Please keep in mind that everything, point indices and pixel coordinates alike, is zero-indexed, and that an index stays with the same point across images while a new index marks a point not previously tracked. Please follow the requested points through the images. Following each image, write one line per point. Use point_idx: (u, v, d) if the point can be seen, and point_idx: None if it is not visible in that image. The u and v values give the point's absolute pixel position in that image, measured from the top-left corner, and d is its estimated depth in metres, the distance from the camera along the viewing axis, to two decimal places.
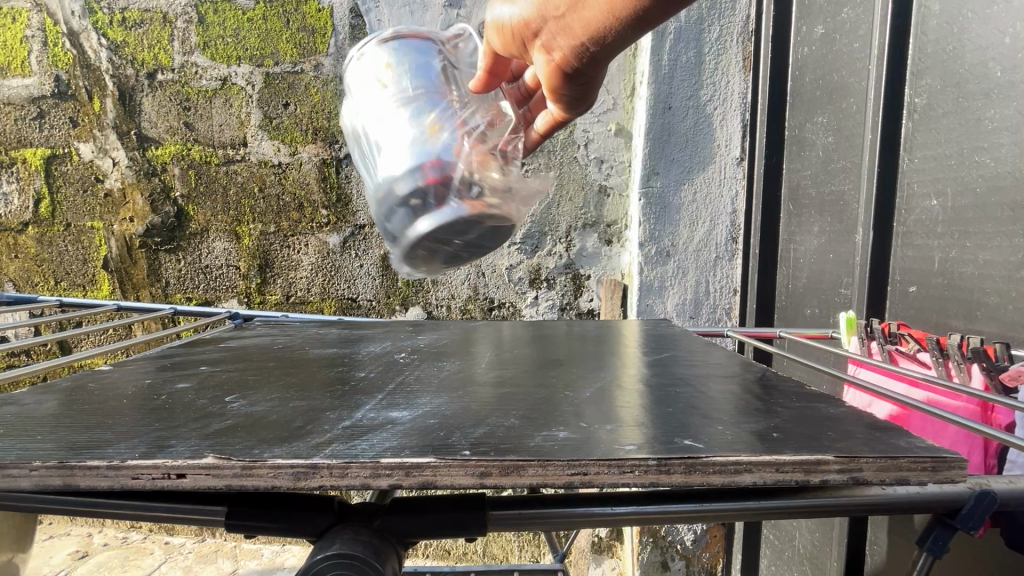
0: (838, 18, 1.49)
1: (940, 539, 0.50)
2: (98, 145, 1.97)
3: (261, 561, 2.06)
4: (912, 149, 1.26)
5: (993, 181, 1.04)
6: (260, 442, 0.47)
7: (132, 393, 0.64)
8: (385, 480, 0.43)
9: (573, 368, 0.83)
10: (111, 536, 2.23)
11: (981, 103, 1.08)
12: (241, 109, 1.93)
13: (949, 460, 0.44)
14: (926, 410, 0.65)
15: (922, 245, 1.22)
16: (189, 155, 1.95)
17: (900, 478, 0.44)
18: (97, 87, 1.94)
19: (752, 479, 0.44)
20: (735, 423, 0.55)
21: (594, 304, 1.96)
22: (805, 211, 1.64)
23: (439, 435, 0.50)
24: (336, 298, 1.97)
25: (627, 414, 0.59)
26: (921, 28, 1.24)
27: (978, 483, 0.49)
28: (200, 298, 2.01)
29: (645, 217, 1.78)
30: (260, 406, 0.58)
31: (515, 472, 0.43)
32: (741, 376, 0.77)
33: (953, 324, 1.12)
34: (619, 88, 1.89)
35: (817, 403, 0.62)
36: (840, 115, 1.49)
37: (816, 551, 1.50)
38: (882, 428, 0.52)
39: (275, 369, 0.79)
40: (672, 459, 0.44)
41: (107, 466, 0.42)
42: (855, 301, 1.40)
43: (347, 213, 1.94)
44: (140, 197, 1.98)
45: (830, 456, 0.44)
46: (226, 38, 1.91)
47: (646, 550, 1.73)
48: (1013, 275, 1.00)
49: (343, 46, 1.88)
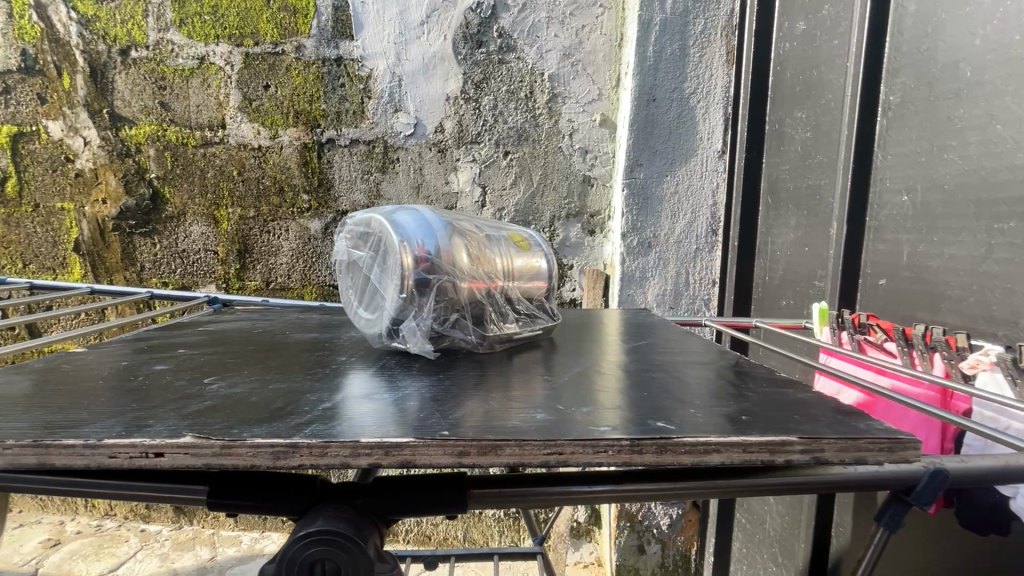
0: (820, 15, 1.52)
1: (895, 514, 0.53)
2: (69, 123, 1.90)
3: (240, 548, 2.05)
4: (886, 145, 1.30)
5: (960, 178, 1.08)
6: (240, 422, 0.47)
7: (107, 374, 0.63)
8: (364, 460, 0.43)
9: (553, 354, 0.84)
10: (84, 524, 2.19)
11: (951, 102, 1.11)
12: (219, 90, 1.88)
13: (904, 440, 0.47)
14: (892, 397, 0.69)
15: (892, 239, 1.26)
16: (165, 136, 1.90)
17: (858, 458, 0.47)
18: (67, 62, 1.87)
19: (721, 459, 0.46)
20: (707, 406, 0.57)
21: (577, 293, 1.98)
22: (783, 205, 1.68)
23: (419, 418, 0.50)
24: (318, 285, 1.95)
25: (604, 397, 0.61)
26: (898, 27, 1.27)
27: (932, 462, 0.52)
28: (177, 283, 1.97)
29: (628, 209, 1.79)
30: (239, 388, 0.58)
31: (493, 451, 0.45)
32: (716, 362, 0.79)
33: (920, 315, 1.16)
34: (604, 79, 1.88)
35: (787, 389, 0.64)
36: (818, 111, 1.52)
37: (786, 533, 1.55)
38: (844, 411, 0.55)
39: (255, 352, 0.78)
40: (645, 439, 0.46)
41: (84, 444, 0.42)
42: (828, 292, 1.44)
43: (329, 198, 1.91)
44: (112, 178, 1.93)
45: (793, 438, 0.46)
46: (204, 15, 1.85)
47: (623, 534, 1.77)
48: (976, 269, 1.04)
49: (325, 28, 1.84)
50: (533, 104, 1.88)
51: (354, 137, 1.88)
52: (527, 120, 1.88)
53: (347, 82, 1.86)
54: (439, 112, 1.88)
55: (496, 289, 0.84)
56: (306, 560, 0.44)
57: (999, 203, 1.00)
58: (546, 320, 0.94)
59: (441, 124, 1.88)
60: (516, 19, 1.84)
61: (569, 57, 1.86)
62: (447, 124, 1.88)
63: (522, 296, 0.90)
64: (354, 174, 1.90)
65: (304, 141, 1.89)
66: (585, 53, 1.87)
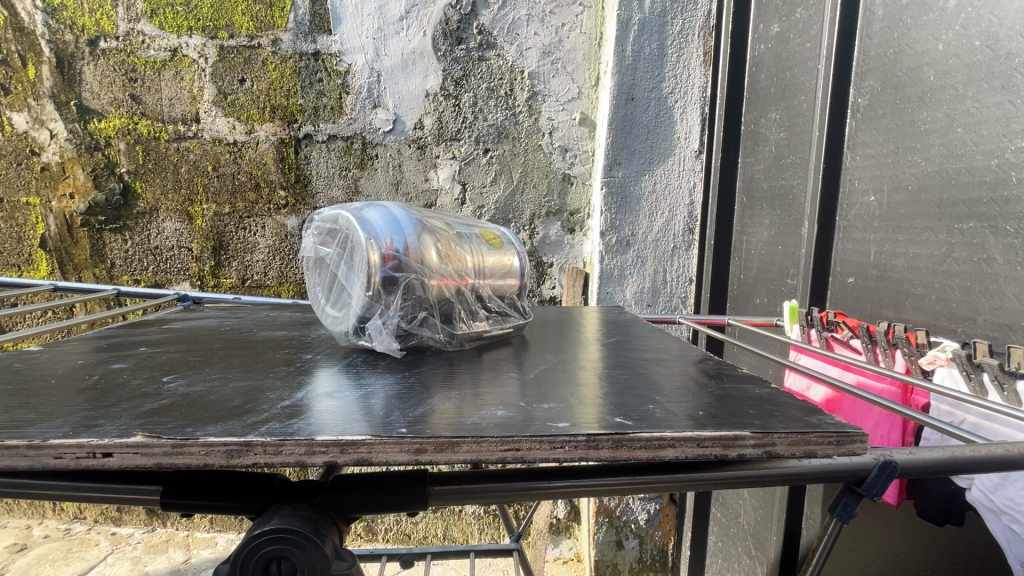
0: (793, 18, 1.55)
1: (848, 505, 0.54)
2: (34, 115, 1.84)
3: (215, 550, 2.02)
4: (855, 147, 1.33)
5: (923, 179, 1.11)
6: (194, 421, 0.47)
7: (63, 373, 0.62)
8: (320, 458, 0.44)
9: (524, 351, 0.84)
10: (52, 528, 2.13)
11: (916, 105, 1.14)
12: (192, 83, 1.84)
13: (853, 434, 0.48)
14: (854, 393, 0.70)
15: (860, 239, 1.29)
16: (136, 129, 1.85)
17: (807, 451, 0.48)
18: (32, 53, 1.82)
19: (675, 453, 0.47)
20: (668, 401, 0.58)
21: (557, 291, 1.99)
22: (757, 204, 1.71)
23: (379, 416, 0.51)
24: (295, 282, 1.92)
25: (569, 394, 0.62)
26: (867, 31, 1.30)
27: (882, 454, 0.54)
28: (149, 280, 1.92)
29: (608, 207, 1.80)
30: (198, 387, 0.58)
31: (450, 448, 0.45)
32: (683, 359, 0.81)
33: (885, 312, 1.19)
34: (584, 77, 1.89)
35: (748, 385, 0.65)
36: (791, 112, 1.55)
37: (759, 526, 1.59)
38: (798, 406, 0.56)
39: (220, 350, 0.77)
40: (601, 435, 0.46)
41: (27, 446, 0.41)
42: (799, 290, 1.47)
43: (306, 195, 1.89)
44: (81, 172, 1.87)
45: (746, 432, 0.47)
46: (176, 6, 1.81)
47: (601, 530, 1.79)
48: (937, 268, 1.07)
49: (302, 21, 1.81)
50: (513, 102, 1.87)
51: (332, 133, 1.86)
52: (507, 118, 1.88)
53: (325, 77, 1.84)
54: (419, 109, 1.86)
55: (466, 287, 0.84)
56: (261, 559, 0.44)
57: (959, 204, 1.03)
58: (517, 319, 0.94)
59: (420, 121, 1.87)
60: (496, 16, 1.83)
61: (549, 55, 1.86)
62: (427, 120, 1.87)
63: (494, 294, 0.90)
64: (332, 170, 1.88)
65: (281, 136, 1.86)
66: (565, 51, 1.87)
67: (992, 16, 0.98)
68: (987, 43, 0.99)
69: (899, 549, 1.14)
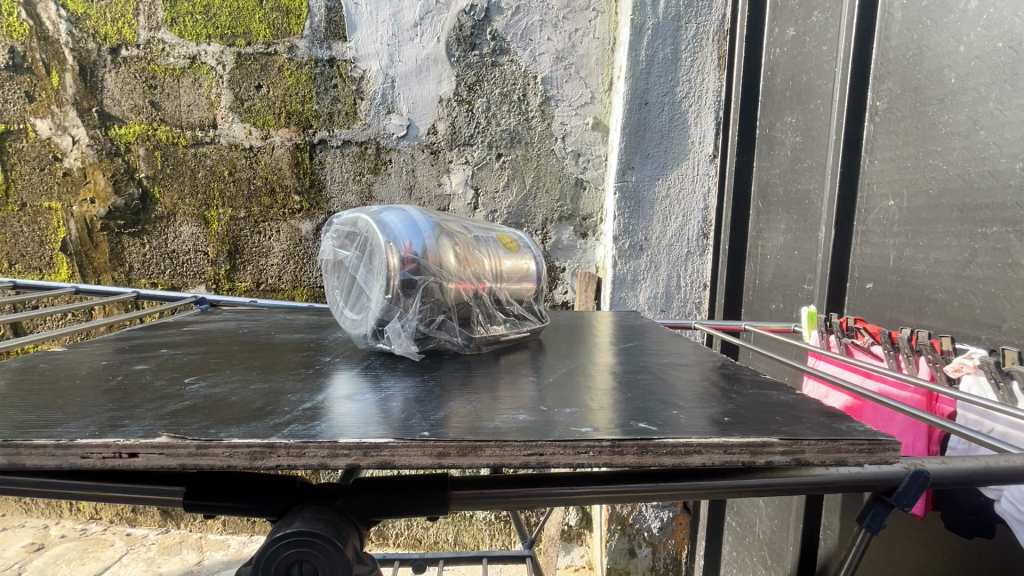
0: (809, 21, 1.52)
1: (878, 515, 0.53)
2: (57, 122, 1.88)
3: (227, 552, 2.02)
4: (873, 151, 1.31)
5: (944, 183, 1.09)
6: (217, 423, 0.47)
7: (85, 374, 0.63)
8: (343, 460, 0.44)
9: (541, 354, 0.84)
10: (68, 528, 2.15)
11: (936, 108, 1.12)
12: (211, 89, 1.87)
13: (884, 442, 0.47)
14: (877, 400, 0.68)
15: (879, 243, 1.27)
16: (155, 136, 1.88)
17: (838, 460, 0.47)
18: (56, 61, 1.86)
19: (702, 460, 0.46)
20: (687, 407, 0.58)
21: (569, 296, 1.98)
22: (773, 209, 1.68)
23: (399, 418, 0.51)
24: (308, 286, 1.93)
25: (589, 398, 0.61)
26: (886, 34, 1.28)
27: (913, 463, 0.52)
28: (166, 284, 1.95)
29: (621, 211, 1.78)
30: (222, 388, 0.58)
31: (473, 452, 0.45)
32: (700, 365, 0.79)
33: (905, 318, 1.17)
34: (597, 82, 1.88)
35: (770, 390, 0.64)
36: (807, 116, 1.52)
37: (773, 536, 1.56)
38: (819, 413, 0.55)
39: (240, 352, 0.78)
40: (626, 441, 0.46)
41: (56, 445, 0.42)
42: (817, 296, 1.44)
43: (320, 199, 1.90)
44: (101, 177, 1.91)
45: (775, 439, 0.47)
46: (196, 15, 1.84)
47: (614, 538, 1.77)
48: (960, 273, 1.05)
49: (318, 28, 1.83)
50: (526, 107, 1.88)
51: (347, 139, 1.88)
52: (520, 123, 1.89)
53: (339, 83, 1.86)
54: (432, 114, 1.88)
55: (483, 290, 0.84)
56: (283, 561, 0.44)
57: (982, 209, 1.01)
58: (534, 323, 0.94)
59: (434, 126, 1.88)
60: (510, 22, 1.84)
61: (563, 61, 1.87)
62: (440, 126, 1.88)
63: (511, 298, 0.90)
64: (346, 175, 1.89)
65: (296, 141, 1.88)
66: (578, 56, 1.87)
67: (1015, 18, 0.97)
68: (1010, 44, 0.97)
69: (923, 562, 1.12)
